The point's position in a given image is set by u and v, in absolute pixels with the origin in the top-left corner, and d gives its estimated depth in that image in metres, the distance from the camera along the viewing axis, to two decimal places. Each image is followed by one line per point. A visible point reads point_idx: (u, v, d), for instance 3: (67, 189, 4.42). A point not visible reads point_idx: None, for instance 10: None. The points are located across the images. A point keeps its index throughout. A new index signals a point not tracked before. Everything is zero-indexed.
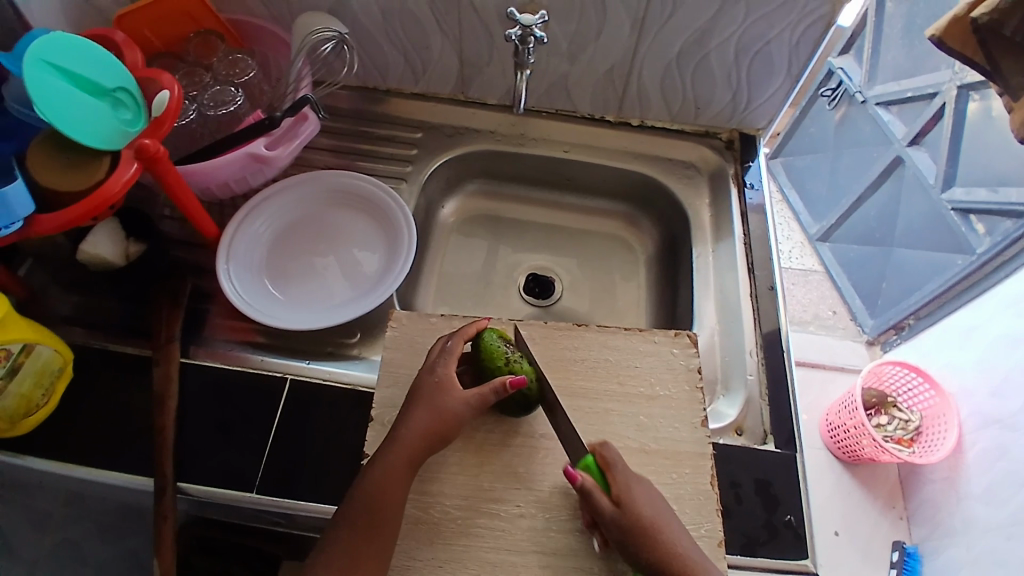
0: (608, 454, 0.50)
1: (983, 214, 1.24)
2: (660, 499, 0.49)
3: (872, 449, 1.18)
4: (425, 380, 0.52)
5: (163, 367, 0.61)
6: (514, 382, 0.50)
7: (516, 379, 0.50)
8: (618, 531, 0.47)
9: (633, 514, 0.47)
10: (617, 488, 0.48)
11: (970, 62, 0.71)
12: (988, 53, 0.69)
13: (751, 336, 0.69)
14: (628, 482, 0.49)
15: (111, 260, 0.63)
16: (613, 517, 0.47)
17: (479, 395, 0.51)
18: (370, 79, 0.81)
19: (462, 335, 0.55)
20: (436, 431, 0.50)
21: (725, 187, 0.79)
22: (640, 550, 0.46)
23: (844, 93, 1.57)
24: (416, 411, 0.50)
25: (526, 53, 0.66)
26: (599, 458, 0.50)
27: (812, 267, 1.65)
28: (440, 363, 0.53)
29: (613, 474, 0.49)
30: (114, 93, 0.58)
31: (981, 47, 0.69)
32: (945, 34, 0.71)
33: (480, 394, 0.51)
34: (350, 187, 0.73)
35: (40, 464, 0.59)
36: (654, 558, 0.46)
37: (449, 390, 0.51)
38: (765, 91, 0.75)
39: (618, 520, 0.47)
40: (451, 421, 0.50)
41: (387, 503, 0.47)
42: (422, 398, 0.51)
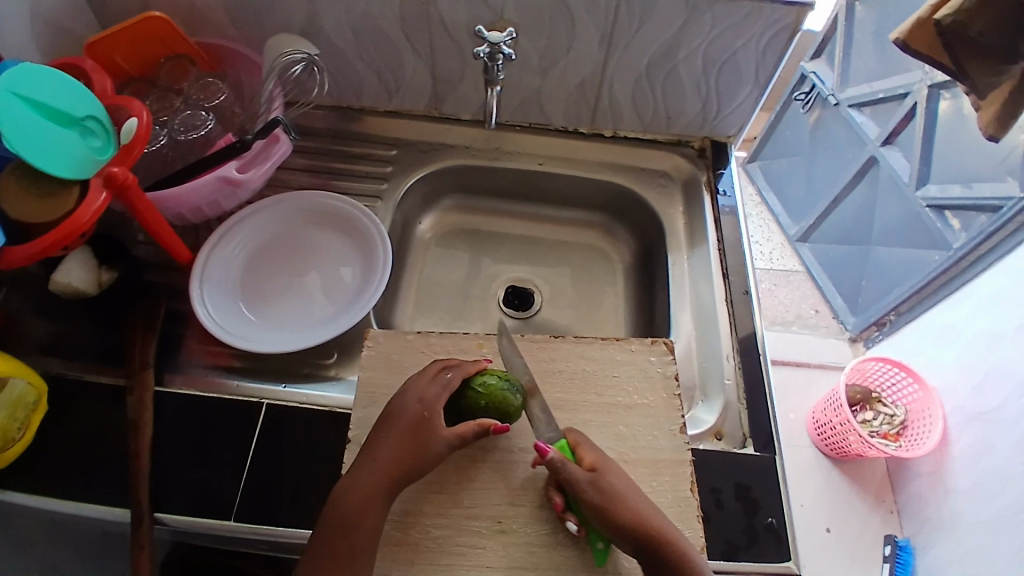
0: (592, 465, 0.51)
1: (958, 211, 1.26)
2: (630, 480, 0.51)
3: (858, 446, 1.19)
4: (404, 412, 0.52)
5: (138, 395, 0.61)
6: (500, 429, 0.52)
7: (501, 426, 0.53)
8: (593, 495, 0.48)
9: (607, 481, 0.49)
10: (590, 462, 0.51)
11: (935, 63, 0.73)
12: (954, 54, 0.70)
13: (728, 341, 0.70)
14: (600, 459, 0.51)
15: (84, 289, 0.62)
16: (588, 483, 0.49)
17: (460, 434, 0.51)
18: (344, 98, 0.81)
19: (464, 371, 0.55)
20: (410, 469, 0.49)
21: (698, 195, 0.80)
22: (616, 516, 0.47)
23: (817, 96, 1.59)
24: (388, 441, 0.50)
25: (495, 69, 0.66)
26: (571, 441, 0.53)
27: (793, 267, 1.67)
28: (431, 395, 0.53)
29: (583, 452, 0.52)
30: (84, 121, 0.57)
31: (946, 48, 0.70)
32: (909, 37, 0.72)
33: (460, 432, 0.51)
34: (324, 207, 0.74)
35: (14, 498, 0.58)
36: (631, 521, 0.47)
37: (432, 425, 0.51)
38: (734, 99, 0.76)
39: (592, 486, 0.49)
40: (426, 459, 0.50)
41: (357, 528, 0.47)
42: (402, 432, 0.50)
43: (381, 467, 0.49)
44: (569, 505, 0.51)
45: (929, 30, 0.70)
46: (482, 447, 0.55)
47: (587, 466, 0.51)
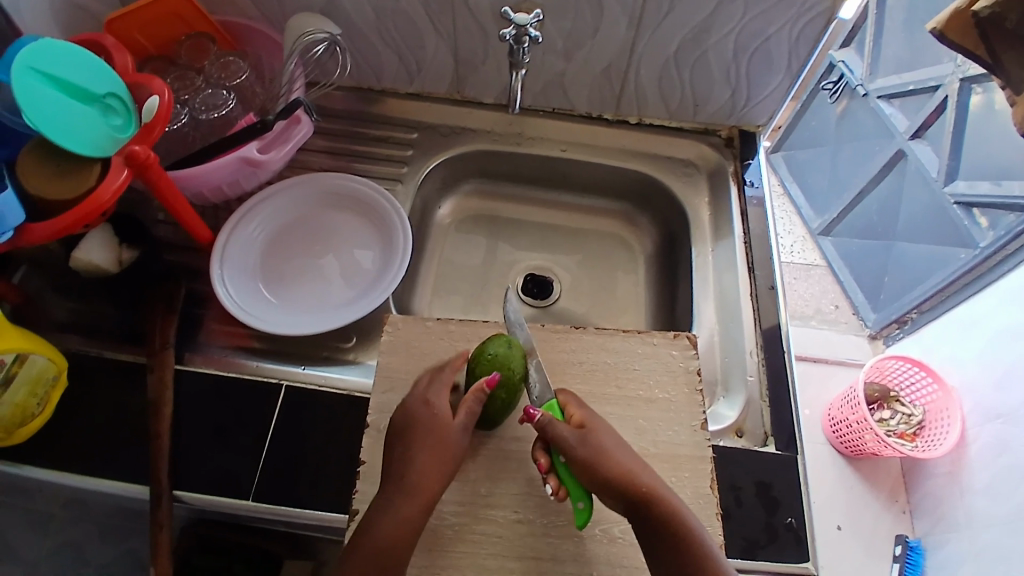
0: (583, 411, 0.51)
1: (987, 208, 1.23)
2: (620, 438, 0.50)
3: (874, 445, 1.18)
4: (420, 414, 0.50)
5: (157, 374, 0.61)
6: (490, 382, 0.50)
7: (490, 377, 0.50)
8: (580, 447, 0.47)
9: (595, 438, 0.48)
10: (577, 420, 0.50)
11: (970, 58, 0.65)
12: (990, 48, 0.62)
13: (752, 336, 0.68)
14: (585, 416, 0.50)
15: (104, 267, 0.62)
16: (575, 439, 0.48)
17: (467, 410, 0.50)
18: (364, 79, 0.80)
19: (455, 365, 0.54)
20: (442, 471, 0.48)
21: (724, 185, 0.78)
22: (600, 471, 0.46)
23: (845, 86, 1.55)
24: (416, 449, 0.48)
25: (521, 52, 0.65)
26: (560, 400, 0.52)
27: (814, 261, 1.63)
28: (432, 394, 0.52)
29: (572, 410, 0.51)
30: (104, 99, 0.57)
31: (983, 39, 0.62)
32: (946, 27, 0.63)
33: (467, 408, 0.50)
34: (344, 189, 0.73)
35: (34, 473, 0.59)
36: (615, 478, 0.46)
37: (444, 423, 0.49)
38: (764, 88, 0.74)
39: (579, 442, 0.48)
40: (454, 455, 0.49)
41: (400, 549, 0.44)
42: (424, 440, 0.48)
43: (417, 482, 0.46)
44: (553, 466, 0.50)
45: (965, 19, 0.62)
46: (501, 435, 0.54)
47: (574, 424, 0.50)
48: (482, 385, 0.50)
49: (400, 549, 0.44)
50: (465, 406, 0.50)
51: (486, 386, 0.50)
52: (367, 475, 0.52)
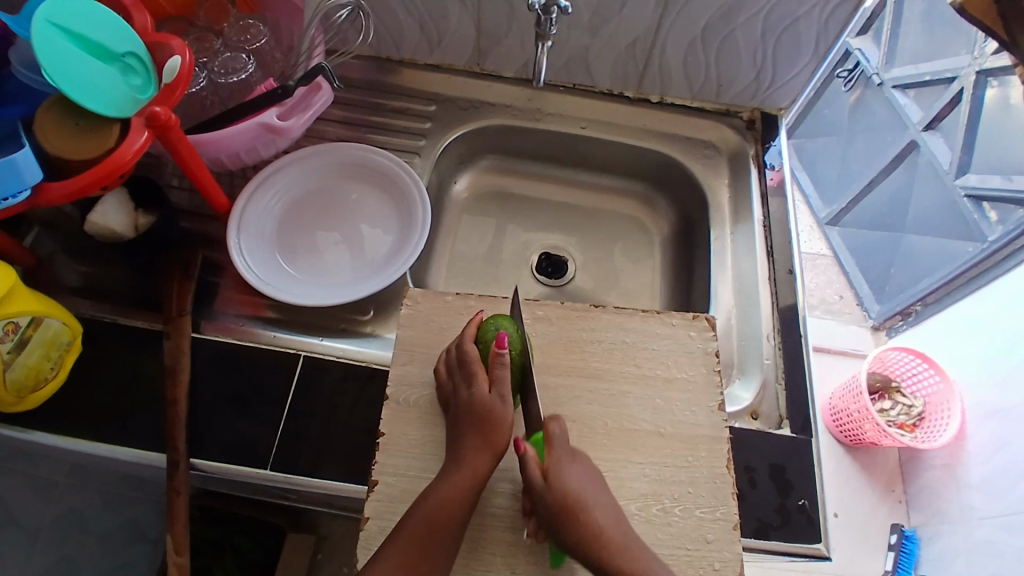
0: (564, 454, 0.47)
1: (997, 203, 1.23)
2: (598, 479, 0.47)
3: (874, 434, 1.13)
4: (462, 401, 0.50)
5: (174, 341, 0.60)
6: (501, 343, 0.50)
7: (500, 338, 0.51)
8: (557, 498, 0.45)
9: (562, 487, 0.45)
10: (551, 461, 0.47)
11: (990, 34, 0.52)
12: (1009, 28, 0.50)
13: (769, 320, 0.68)
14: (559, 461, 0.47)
15: (119, 232, 0.61)
16: (541, 489, 0.46)
17: (498, 378, 0.50)
18: (383, 48, 0.78)
19: (469, 337, 0.54)
20: (491, 448, 0.48)
21: (745, 168, 0.78)
22: (566, 529, 0.44)
23: (860, 74, 1.55)
24: (466, 436, 0.49)
25: (548, 24, 0.63)
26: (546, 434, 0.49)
27: (821, 251, 1.63)
28: (461, 379, 0.51)
29: (551, 449, 0.47)
30: (123, 58, 0.56)
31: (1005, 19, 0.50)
32: (968, 1, 0.51)
33: (491, 377, 0.51)
34: (363, 161, 0.72)
35: (47, 437, 0.59)
36: (579, 539, 0.44)
37: (485, 398, 0.50)
38: (790, 70, 0.73)
39: (549, 496, 0.45)
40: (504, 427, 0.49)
41: (448, 518, 0.45)
42: (472, 420, 0.49)
43: (465, 457, 0.48)
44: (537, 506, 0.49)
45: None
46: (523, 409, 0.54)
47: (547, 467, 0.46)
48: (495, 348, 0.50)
49: (448, 516, 0.45)
50: (493, 377, 0.51)
51: (499, 348, 0.50)
52: (385, 446, 0.52)
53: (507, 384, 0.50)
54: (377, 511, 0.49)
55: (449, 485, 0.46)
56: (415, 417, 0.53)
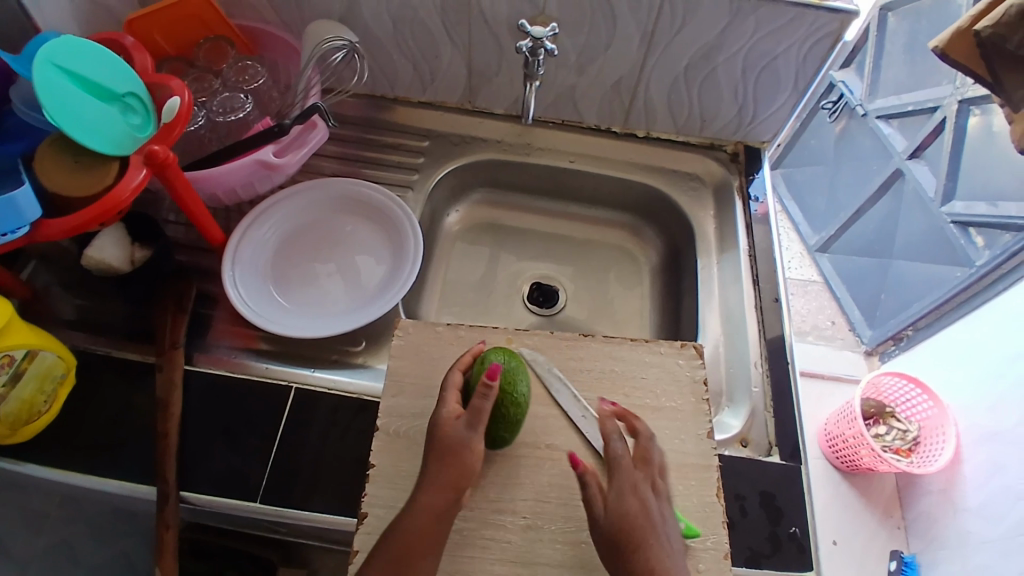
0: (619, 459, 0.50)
1: (983, 228, 1.25)
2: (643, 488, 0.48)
3: (870, 460, 1.13)
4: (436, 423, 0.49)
5: (166, 373, 0.61)
6: (492, 375, 0.47)
7: (492, 369, 0.47)
8: (631, 510, 0.47)
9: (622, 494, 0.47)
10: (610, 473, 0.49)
11: (975, 74, 0.76)
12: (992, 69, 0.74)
13: (757, 348, 0.69)
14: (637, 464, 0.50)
15: (117, 267, 0.62)
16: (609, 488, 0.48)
17: (473, 410, 0.47)
18: (378, 87, 0.81)
19: (462, 365, 0.53)
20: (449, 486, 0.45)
21: (730, 199, 0.79)
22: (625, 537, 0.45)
23: (844, 106, 1.60)
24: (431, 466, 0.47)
25: (536, 64, 0.66)
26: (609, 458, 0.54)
27: (812, 277, 1.66)
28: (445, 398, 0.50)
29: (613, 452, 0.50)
30: (124, 97, 0.58)
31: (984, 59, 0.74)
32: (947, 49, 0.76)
33: (473, 408, 0.47)
34: (357, 195, 0.74)
35: (38, 471, 0.59)
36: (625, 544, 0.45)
37: (451, 431, 0.47)
38: (771, 105, 0.75)
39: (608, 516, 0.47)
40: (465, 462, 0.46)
41: (425, 548, 0.44)
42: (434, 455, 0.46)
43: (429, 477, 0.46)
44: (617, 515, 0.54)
45: (966, 41, 0.74)
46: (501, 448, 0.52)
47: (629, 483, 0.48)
48: (486, 381, 0.46)
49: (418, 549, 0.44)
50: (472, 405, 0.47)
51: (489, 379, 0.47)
52: (376, 478, 0.52)
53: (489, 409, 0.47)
54: (366, 544, 0.50)
55: (410, 523, 0.45)
56: (406, 448, 0.54)
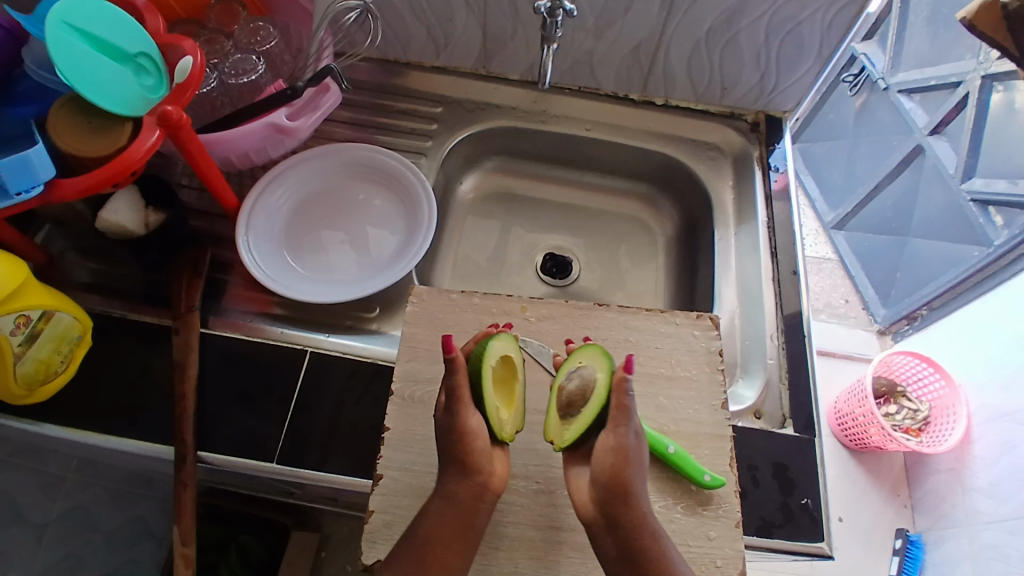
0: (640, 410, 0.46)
1: (1003, 207, 1.23)
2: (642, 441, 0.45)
3: (880, 438, 1.11)
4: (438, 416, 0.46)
5: (182, 336, 0.61)
6: (629, 366, 0.43)
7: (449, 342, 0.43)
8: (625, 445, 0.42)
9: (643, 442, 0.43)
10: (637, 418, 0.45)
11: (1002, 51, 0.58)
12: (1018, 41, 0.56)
13: (773, 321, 0.69)
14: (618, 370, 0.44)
15: (132, 229, 0.62)
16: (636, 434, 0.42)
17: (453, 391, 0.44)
18: (391, 51, 0.80)
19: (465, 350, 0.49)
20: (472, 480, 0.45)
21: (749, 170, 0.78)
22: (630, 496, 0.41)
23: (866, 79, 1.56)
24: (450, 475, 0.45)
25: (554, 26, 0.64)
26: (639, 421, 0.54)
27: (827, 255, 1.62)
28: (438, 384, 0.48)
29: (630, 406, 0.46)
30: (136, 58, 0.57)
31: (1012, 34, 0.56)
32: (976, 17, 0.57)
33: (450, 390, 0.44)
34: (371, 161, 0.73)
35: (55, 431, 0.59)
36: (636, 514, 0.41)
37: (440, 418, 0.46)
38: (793, 74, 0.73)
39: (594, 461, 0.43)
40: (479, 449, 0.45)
41: (440, 550, 0.43)
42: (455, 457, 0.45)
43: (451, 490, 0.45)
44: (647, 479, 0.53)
45: (995, 11, 0.55)
46: (578, 451, 0.47)
47: (619, 405, 0.43)
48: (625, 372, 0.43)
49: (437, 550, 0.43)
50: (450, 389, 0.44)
51: (447, 354, 0.43)
52: (391, 441, 0.53)
53: (635, 411, 0.43)
54: (381, 504, 0.50)
55: (431, 522, 0.44)
56: (421, 412, 0.54)
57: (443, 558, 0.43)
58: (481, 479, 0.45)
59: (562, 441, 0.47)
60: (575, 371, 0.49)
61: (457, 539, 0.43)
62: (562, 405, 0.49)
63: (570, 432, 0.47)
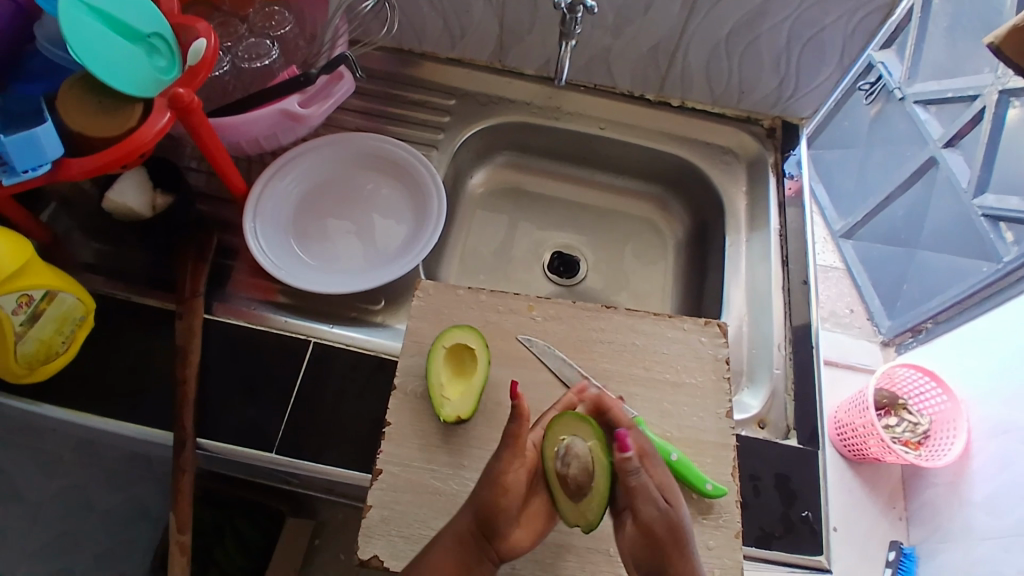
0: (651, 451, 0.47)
1: (1014, 223, 1.22)
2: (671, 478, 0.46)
3: (879, 450, 1.10)
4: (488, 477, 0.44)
5: (186, 321, 0.60)
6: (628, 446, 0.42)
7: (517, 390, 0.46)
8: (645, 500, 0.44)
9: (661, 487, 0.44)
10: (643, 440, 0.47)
11: None
12: None
13: (780, 330, 0.68)
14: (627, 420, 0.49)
15: (138, 212, 0.62)
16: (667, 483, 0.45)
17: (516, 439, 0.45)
18: (406, 41, 0.79)
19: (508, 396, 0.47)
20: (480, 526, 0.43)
21: (763, 176, 0.77)
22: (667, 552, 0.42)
23: (883, 88, 1.52)
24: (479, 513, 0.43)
25: (573, 22, 0.63)
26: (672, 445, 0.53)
27: (833, 263, 1.55)
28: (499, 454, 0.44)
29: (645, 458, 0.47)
30: (149, 38, 0.56)
31: None
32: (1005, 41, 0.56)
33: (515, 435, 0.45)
34: (382, 152, 0.72)
35: (56, 411, 0.59)
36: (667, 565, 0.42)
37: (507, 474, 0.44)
38: (812, 81, 0.73)
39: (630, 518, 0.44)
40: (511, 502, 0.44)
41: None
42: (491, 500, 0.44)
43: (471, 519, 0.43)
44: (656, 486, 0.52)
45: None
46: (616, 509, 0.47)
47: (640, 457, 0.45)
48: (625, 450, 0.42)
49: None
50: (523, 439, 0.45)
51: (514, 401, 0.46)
52: (392, 435, 0.52)
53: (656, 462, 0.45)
54: (381, 500, 0.50)
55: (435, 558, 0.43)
56: (423, 408, 0.53)
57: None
58: (491, 532, 0.43)
59: (591, 523, 0.45)
60: (566, 454, 0.46)
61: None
62: (568, 489, 0.46)
63: (595, 513, 0.45)
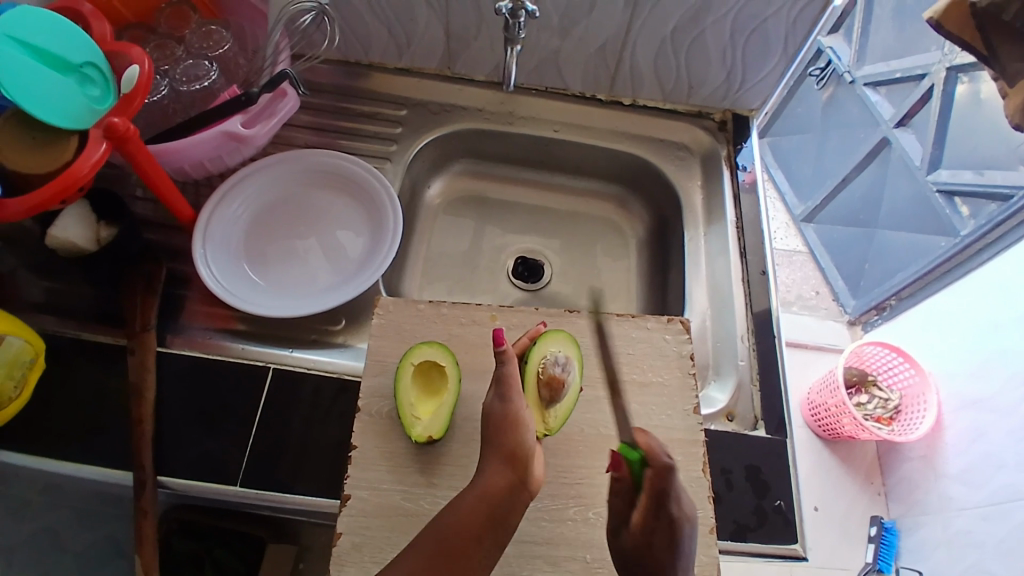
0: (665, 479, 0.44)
1: (968, 197, 1.25)
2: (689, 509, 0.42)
3: (852, 427, 1.12)
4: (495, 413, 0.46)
5: (138, 356, 0.59)
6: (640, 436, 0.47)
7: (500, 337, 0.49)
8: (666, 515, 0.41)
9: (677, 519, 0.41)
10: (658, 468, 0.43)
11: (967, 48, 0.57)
12: (987, 41, 0.55)
13: (743, 321, 0.69)
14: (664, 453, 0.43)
15: (82, 246, 0.59)
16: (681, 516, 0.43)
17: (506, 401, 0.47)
18: (352, 52, 0.77)
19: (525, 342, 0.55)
20: (515, 472, 0.43)
21: (718, 170, 0.78)
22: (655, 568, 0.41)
23: (833, 72, 1.58)
24: (493, 460, 0.43)
25: (517, 27, 0.63)
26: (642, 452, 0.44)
27: (797, 248, 1.65)
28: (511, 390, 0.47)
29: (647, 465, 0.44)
30: (81, 68, 0.53)
31: (981, 32, 0.55)
32: (943, 17, 0.57)
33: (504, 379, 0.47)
34: (333, 168, 0.71)
35: (14, 460, 0.57)
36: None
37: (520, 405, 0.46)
38: (759, 72, 0.73)
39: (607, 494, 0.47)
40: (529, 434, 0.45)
41: (481, 522, 0.39)
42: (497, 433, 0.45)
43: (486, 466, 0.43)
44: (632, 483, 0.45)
45: (964, 9, 0.55)
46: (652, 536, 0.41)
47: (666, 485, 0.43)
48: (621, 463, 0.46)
49: (496, 513, 0.39)
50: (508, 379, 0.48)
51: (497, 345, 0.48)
52: (358, 460, 0.51)
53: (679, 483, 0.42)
54: (350, 526, 0.49)
55: (465, 503, 0.40)
56: (387, 429, 0.53)
57: (471, 545, 0.37)
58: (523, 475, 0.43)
59: (551, 427, 0.53)
60: (564, 363, 0.55)
61: (490, 523, 0.39)
62: (545, 394, 0.53)
63: (556, 420, 0.54)
